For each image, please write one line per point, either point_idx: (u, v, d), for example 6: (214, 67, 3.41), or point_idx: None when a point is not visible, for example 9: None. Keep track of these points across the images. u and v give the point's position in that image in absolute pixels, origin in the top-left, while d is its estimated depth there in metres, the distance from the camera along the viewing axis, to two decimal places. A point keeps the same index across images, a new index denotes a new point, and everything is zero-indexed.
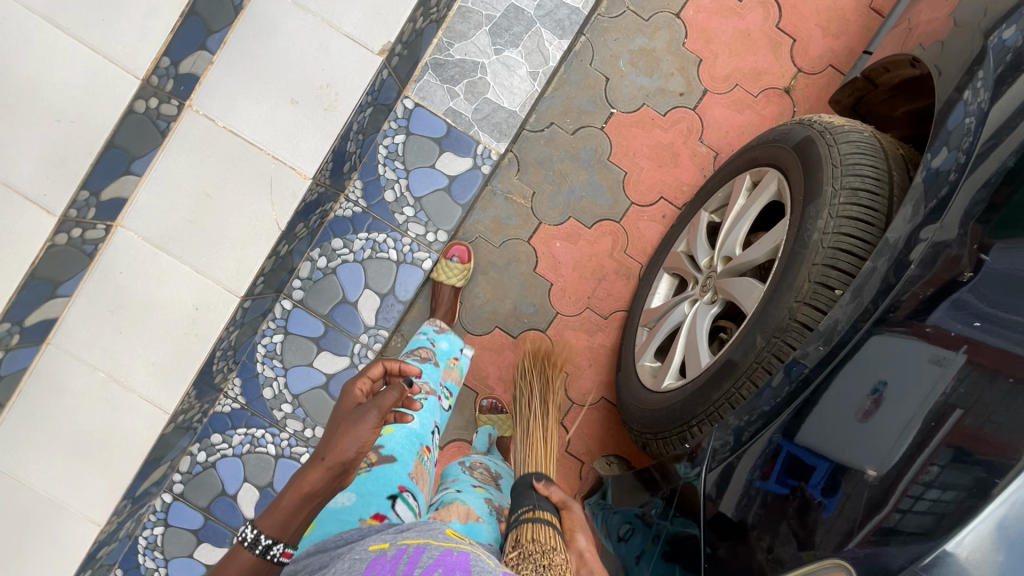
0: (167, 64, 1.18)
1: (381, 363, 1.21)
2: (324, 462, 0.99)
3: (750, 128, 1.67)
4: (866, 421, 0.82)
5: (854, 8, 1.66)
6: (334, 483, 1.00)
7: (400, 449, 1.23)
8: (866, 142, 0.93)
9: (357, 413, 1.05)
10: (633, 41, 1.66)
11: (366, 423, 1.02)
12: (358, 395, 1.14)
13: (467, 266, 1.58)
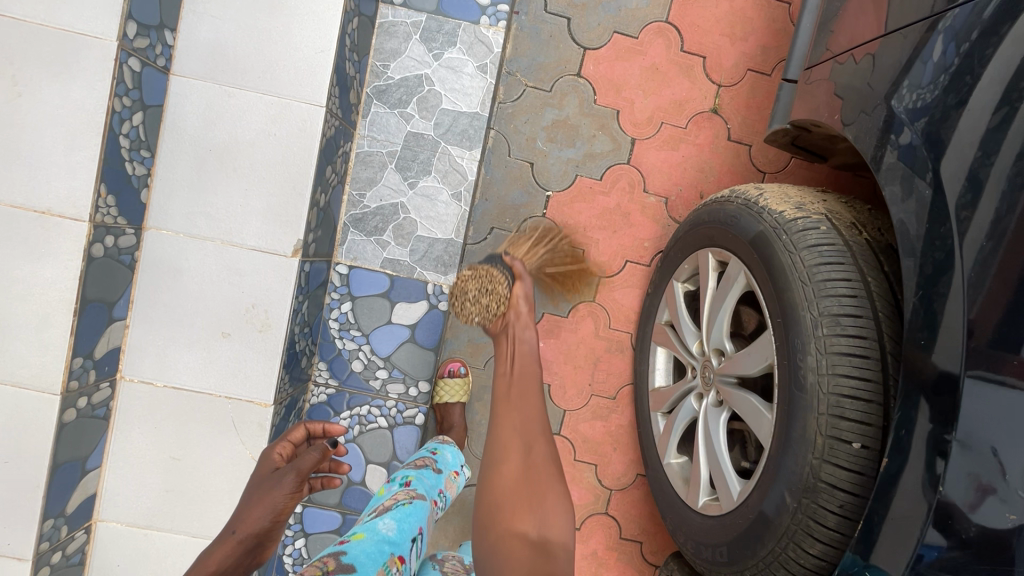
0: (80, 362, 1.09)
1: (303, 426, 1.11)
2: (232, 537, 0.92)
3: (691, 161, 1.58)
4: (979, 505, 0.71)
5: (753, 4, 1.56)
6: (243, 561, 0.92)
7: (363, 558, 0.95)
8: (826, 247, 0.87)
9: (275, 478, 1.00)
10: (545, 116, 1.54)
11: (284, 488, 0.97)
12: (275, 459, 1.06)
13: (468, 380, 1.49)
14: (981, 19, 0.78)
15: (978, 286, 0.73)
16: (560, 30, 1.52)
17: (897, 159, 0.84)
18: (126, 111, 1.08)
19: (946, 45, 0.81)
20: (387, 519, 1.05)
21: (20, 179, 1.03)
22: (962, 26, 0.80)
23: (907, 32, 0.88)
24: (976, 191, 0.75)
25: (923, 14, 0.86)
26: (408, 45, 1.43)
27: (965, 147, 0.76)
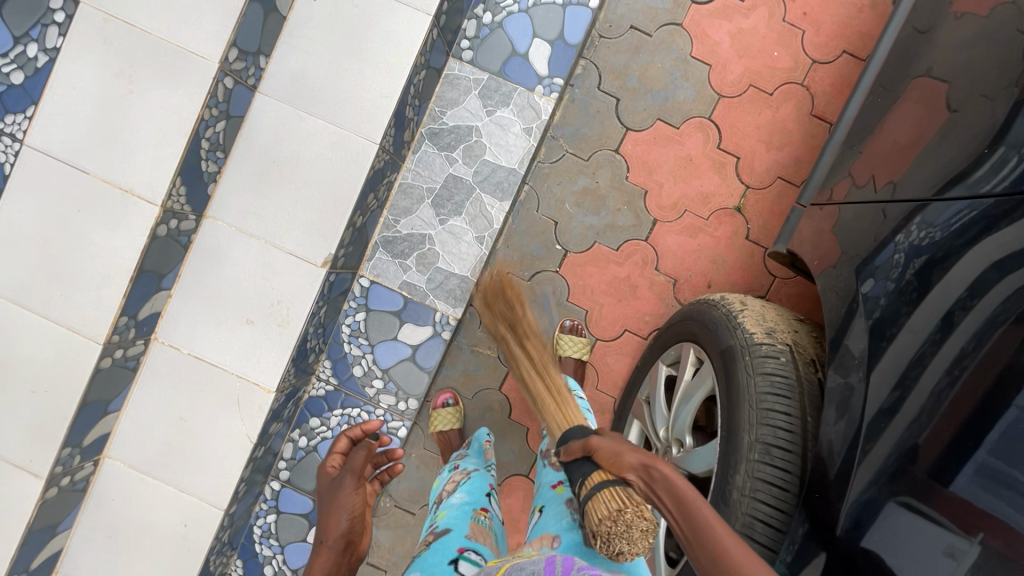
0: (125, 320, 1.27)
1: (343, 434, 1.33)
2: (324, 545, 1.14)
3: (706, 251, 1.66)
4: None
5: (795, 118, 1.64)
6: (340, 559, 1.14)
7: (455, 519, 1.22)
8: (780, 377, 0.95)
9: (336, 484, 1.21)
10: (576, 182, 1.67)
11: (348, 488, 1.19)
12: (331, 469, 1.27)
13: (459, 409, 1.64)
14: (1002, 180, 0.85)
15: (929, 416, 0.80)
16: (607, 108, 1.65)
17: (887, 287, 0.92)
18: (212, 119, 1.26)
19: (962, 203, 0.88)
20: (457, 493, 1.31)
21: (115, 159, 1.21)
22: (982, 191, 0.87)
23: (931, 178, 0.96)
24: (943, 332, 0.82)
25: (946, 171, 0.94)
26: (467, 98, 1.57)
27: (945, 294, 0.83)
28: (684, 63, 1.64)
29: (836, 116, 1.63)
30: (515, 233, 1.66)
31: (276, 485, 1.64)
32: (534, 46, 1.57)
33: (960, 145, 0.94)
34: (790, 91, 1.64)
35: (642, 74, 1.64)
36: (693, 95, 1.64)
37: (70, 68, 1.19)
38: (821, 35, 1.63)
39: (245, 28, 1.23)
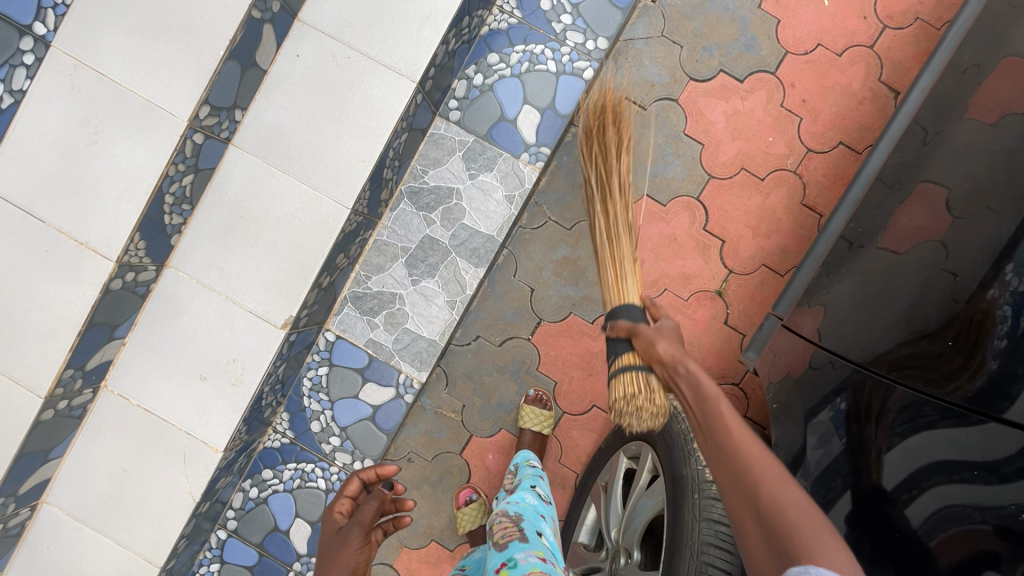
0: (70, 373, 1.23)
1: (357, 477, 1.25)
2: None
3: (682, 332, 1.63)
4: None
5: (784, 206, 1.60)
6: None
7: None
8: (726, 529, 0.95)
9: (341, 537, 1.13)
10: (557, 251, 1.63)
11: (351, 545, 1.09)
12: (337, 518, 1.21)
13: (484, 501, 1.57)
14: (1006, 314, 0.92)
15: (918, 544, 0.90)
16: None
17: (876, 404, 0.99)
18: (178, 174, 1.23)
19: (976, 329, 0.94)
20: None
21: (73, 210, 1.17)
22: (993, 318, 0.93)
23: (938, 288, 0.99)
24: (930, 482, 0.91)
25: (958, 290, 0.97)
26: (450, 159, 1.54)
27: (929, 450, 0.92)
28: (676, 140, 1.61)
29: (826, 208, 1.59)
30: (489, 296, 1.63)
31: (222, 534, 1.60)
32: (524, 113, 1.53)
33: (970, 258, 0.97)
34: (782, 178, 1.60)
35: (633, 147, 1.61)
36: (683, 174, 1.61)
37: (34, 111, 1.14)
38: (819, 123, 1.59)
39: (220, 84, 1.21)
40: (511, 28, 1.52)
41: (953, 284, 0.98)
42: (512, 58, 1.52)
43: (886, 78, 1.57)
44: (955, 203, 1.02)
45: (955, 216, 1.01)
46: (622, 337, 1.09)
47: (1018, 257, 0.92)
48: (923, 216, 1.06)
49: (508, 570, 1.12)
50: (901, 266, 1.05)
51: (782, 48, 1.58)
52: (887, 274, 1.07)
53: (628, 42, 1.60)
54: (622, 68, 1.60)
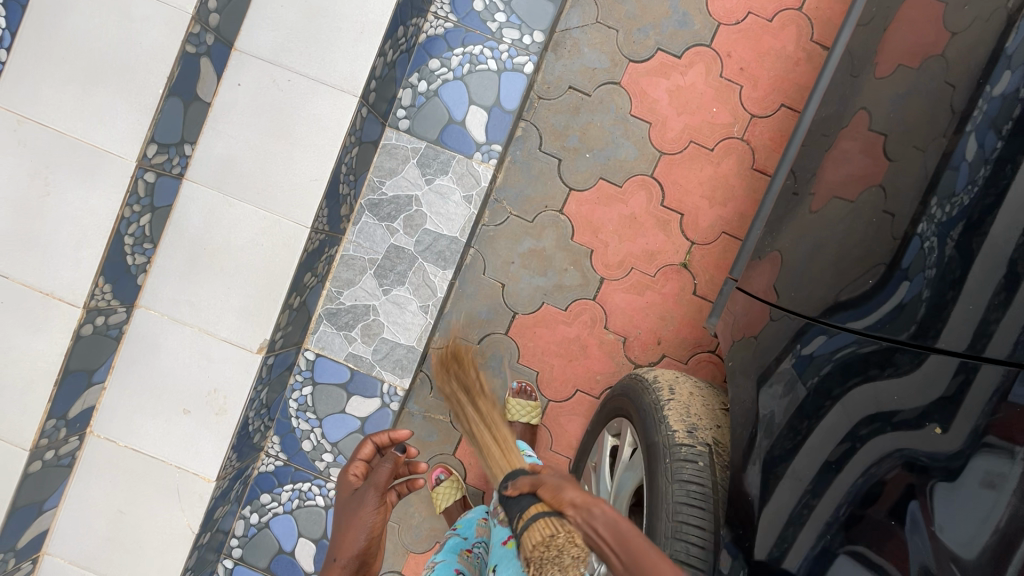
0: (52, 423, 1.24)
1: (370, 441, 1.23)
2: (337, 564, 1.14)
3: (653, 308, 1.67)
4: None
5: (736, 173, 1.64)
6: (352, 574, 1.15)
7: None
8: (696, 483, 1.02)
9: (358, 498, 1.16)
10: (522, 243, 1.66)
11: (368, 507, 1.13)
12: (352, 479, 1.22)
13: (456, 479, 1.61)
14: (936, 247, 0.87)
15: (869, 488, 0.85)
16: (550, 169, 1.65)
17: (840, 346, 0.94)
18: (134, 215, 1.25)
19: (912, 264, 0.89)
20: None
21: (35, 263, 1.19)
22: (922, 251, 0.89)
23: (880, 229, 0.95)
24: (876, 427, 0.86)
25: (893, 229, 0.94)
26: (405, 167, 1.57)
27: (870, 399, 0.87)
28: (624, 122, 1.64)
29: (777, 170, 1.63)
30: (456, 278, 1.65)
31: (229, 563, 1.62)
32: (471, 113, 1.56)
33: (902, 197, 0.94)
34: (730, 146, 1.64)
35: (583, 134, 1.64)
36: (634, 153, 1.65)
37: None
38: (759, 89, 1.63)
39: (163, 121, 1.22)
40: (448, 33, 1.55)
41: (887, 224, 0.95)
42: (453, 62, 1.55)
43: (818, 38, 1.62)
44: (891, 143, 1.01)
45: (891, 159, 0.99)
46: (527, 492, 0.88)
47: (942, 187, 0.89)
48: (865, 163, 1.05)
49: None
50: (849, 212, 1.03)
51: (713, 20, 1.62)
52: (836, 222, 1.05)
53: (565, 33, 1.63)
54: (562, 58, 1.63)
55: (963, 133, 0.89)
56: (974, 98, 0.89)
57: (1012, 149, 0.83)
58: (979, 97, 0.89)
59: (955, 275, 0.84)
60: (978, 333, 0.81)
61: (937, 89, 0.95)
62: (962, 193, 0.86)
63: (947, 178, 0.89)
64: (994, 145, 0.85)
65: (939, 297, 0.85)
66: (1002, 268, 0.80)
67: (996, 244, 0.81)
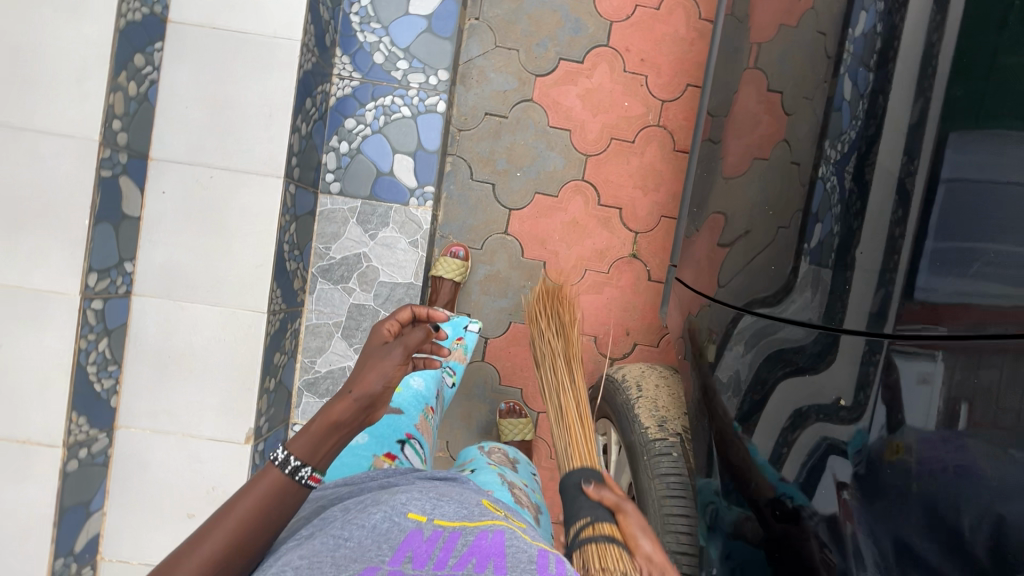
0: (61, 561, 1.26)
1: (409, 307, 1.07)
2: (350, 396, 0.91)
3: (615, 302, 1.73)
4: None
5: (662, 158, 1.71)
6: (359, 419, 0.92)
7: (407, 404, 1.35)
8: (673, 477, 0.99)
9: (378, 355, 0.98)
10: (477, 272, 1.71)
11: (394, 363, 0.96)
12: (386, 333, 1.02)
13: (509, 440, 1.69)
14: (838, 190, 0.81)
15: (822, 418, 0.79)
16: (486, 195, 1.70)
17: (773, 301, 0.88)
18: (91, 343, 1.26)
19: (822, 200, 0.83)
20: (417, 377, 1.42)
21: (5, 415, 1.20)
22: (827, 191, 0.82)
23: (792, 184, 0.88)
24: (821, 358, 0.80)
25: (799, 180, 0.87)
26: (347, 228, 1.60)
27: (811, 340, 0.82)
28: (544, 135, 1.69)
29: None
30: (453, 245, 1.67)
31: None
32: (397, 162, 1.60)
33: (803, 147, 0.88)
34: (650, 135, 1.70)
35: (509, 155, 1.69)
36: (562, 162, 1.70)
37: None
38: (663, 75, 1.70)
39: (97, 247, 1.23)
40: (357, 90, 1.58)
41: (791, 181, 0.89)
42: (368, 117, 1.59)
43: (706, 15, 1.69)
44: (787, 98, 0.94)
45: (788, 113, 0.93)
46: (603, 502, 0.92)
47: (832, 129, 0.83)
48: (768, 123, 0.97)
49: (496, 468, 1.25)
50: (763, 171, 0.96)
51: (605, 20, 1.68)
52: (753, 183, 0.99)
53: (468, 63, 1.66)
54: (471, 88, 1.67)
55: (839, 76, 0.83)
56: (842, 41, 0.84)
57: (882, 77, 0.77)
58: (845, 41, 0.83)
59: (857, 207, 0.78)
60: (888, 249, 0.74)
61: (813, 41, 0.90)
62: (849, 129, 0.80)
63: (834, 120, 0.83)
64: (866, 79, 0.79)
65: (848, 230, 0.79)
66: (894, 184, 0.74)
67: (886, 171, 0.75)
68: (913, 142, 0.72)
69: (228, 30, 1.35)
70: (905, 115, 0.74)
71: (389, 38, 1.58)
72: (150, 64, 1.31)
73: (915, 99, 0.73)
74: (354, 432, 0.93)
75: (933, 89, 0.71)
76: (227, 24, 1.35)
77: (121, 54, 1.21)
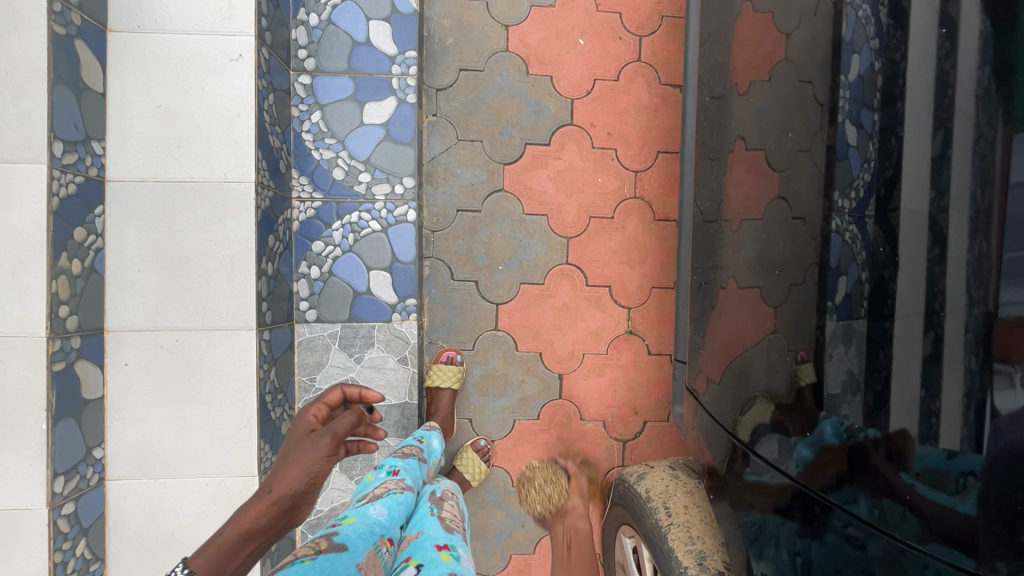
0: None
1: (339, 388, 1.21)
2: (268, 497, 1.04)
3: (618, 382, 1.67)
4: None
5: (644, 230, 1.66)
6: (277, 519, 1.04)
7: (354, 538, 1.05)
8: None
9: (308, 441, 1.07)
10: (473, 373, 1.64)
11: (320, 450, 1.06)
12: (312, 420, 1.14)
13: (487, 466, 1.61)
14: (860, 239, 0.67)
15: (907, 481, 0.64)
16: (470, 293, 1.63)
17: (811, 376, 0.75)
18: (68, 551, 1.14)
19: (843, 251, 0.70)
20: (377, 506, 1.15)
21: None
22: (847, 246, 0.69)
23: (802, 243, 0.77)
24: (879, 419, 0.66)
25: (806, 237, 0.76)
26: (329, 355, 1.50)
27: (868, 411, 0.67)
28: (521, 224, 1.63)
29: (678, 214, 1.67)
30: (445, 350, 1.61)
31: None
32: (373, 278, 1.51)
33: (806, 201, 0.76)
34: (628, 208, 1.66)
35: (488, 249, 1.62)
36: (544, 248, 1.64)
37: None
38: (632, 146, 1.66)
39: (60, 449, 1.11)
40: (320, 211, 1.50)
41: (792, 244, 0.78)
42: (336, 236, 1.50)
43: (666, 80, 1.66)
44: (773, 155, 0.84)
45: (778, 169, 0.82)
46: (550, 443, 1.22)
47: (839, 178, 0.70)
48: (756, 182, 0.89)
49: (449, 552, 1.09)
50: (765, 230, 0.85)
51: (565, 99, 1.64)
52: (752, 242, 0.90)
53: (432, 161, 1.61)
54: (439, 186, 1.61)
55: (838, 122, 0.71)
56: (834, 88, 0.72)
57: (891, 117, 0.64)
58: (839, 86, 0.71)
59: (885, 254, 0.64)
60: (929, 292, 0.60)
61: (796, 92, 0.79)
62: (859, 174, 0.67)
63: (840, 169, 0.70)
64: (872, 119, 0.66)
65: (879, 283, 0.65)
66: (925, 227, 0.60)
67: (913, 212, 0.61)
68: (940, 177, 0.59)
69: (174, 181, 1.25)
70: (927, 148, 0.60)
71: (346, 152, 1.50)
72: (92, 233, 1.20)
73: (935, 132, 0.60)
74: (272, 530, 1.05)
75: (955, 115, 0.58)
76: (171, 175, 1.25)
77: (59, 234, 1.10)
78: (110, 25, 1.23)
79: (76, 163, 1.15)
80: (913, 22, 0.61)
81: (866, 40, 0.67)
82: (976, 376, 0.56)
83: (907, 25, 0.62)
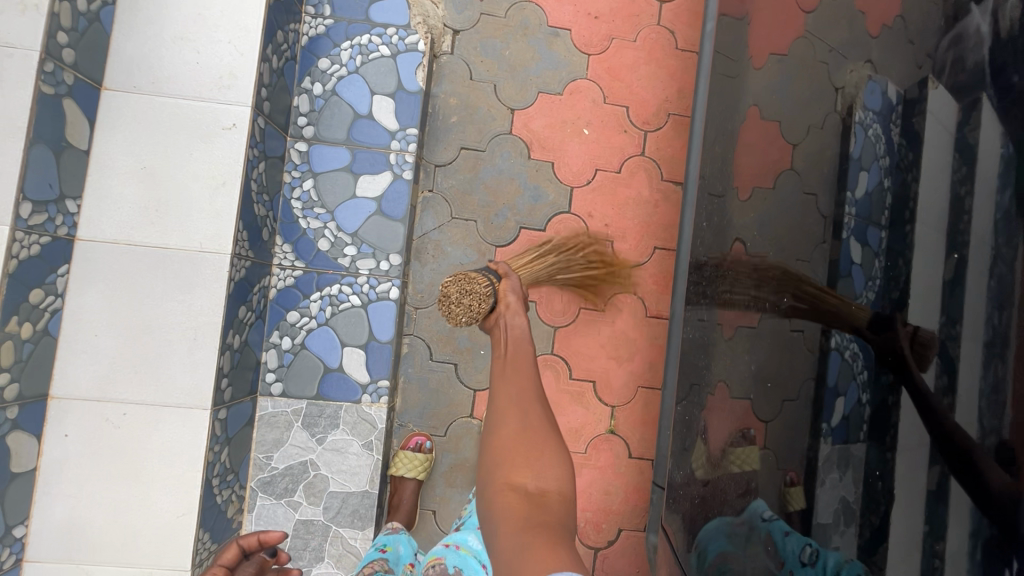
0: None
1: (234, 544, 1.07)
2: None
3: (594, 484, 1.58)
4: None
5: (634, 326, 1.60)
6: None
7: None
8: None
9: None
10: (442, 461, 1.54)
11: None
12: None
13: None
14: (864, 358, 0.63)
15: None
16: (448, 376, 1.55)
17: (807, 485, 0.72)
18: None
19: (841, 371, 0.67)
20: None
21: None
22: (847, 365, 0.66)
23: (803, 359, 0.75)
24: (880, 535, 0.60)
25: (808, 352, 0.74)
26: (291, 432, 1.43)
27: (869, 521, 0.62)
28: None
29: None
30: (414, 435, 1.51)
31: None
32: (346, 355, 1.44)
33: (810, 314, 0.74)
34: (620, 301, 1.61)
35: (471, 332, 1.56)
36: None
37: None
38: (629, 240, 1.62)
39: None
40: (300, 281, 1.44)
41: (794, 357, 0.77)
42: (312, 308, 1.44)
43: (669, 176, 1.64)
44: (778, 263, 0.84)
45: (781, 276, 0.83)
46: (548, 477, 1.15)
47: (842, 295, 0.68)
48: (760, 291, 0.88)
49: None
50: (766, 338, 0.85)
51: (565, 186, 1.61)
52: (753, 351, 0.89)
53: (423, 238, 1.56)
54: (427, 263, 1.56)
55: (843, 238, 0.69)
56: (840, 203, 0.72)
57: (900, 238, 0.60)
58: (845, 202, 0.71)
59: (888, 377, 0.60)
60: (934, 426, 0.54)
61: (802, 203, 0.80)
62: (863, 293, 0.64)
63: (843, 287, 0.68)
64: (878, 236, 0.63)
65: (880, 406, 0.61)
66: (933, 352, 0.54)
67: (923, 337, 0.55)
68: (952, 306, 0.53)
69: (148, 247, 1.20)
70: (937, 273, 0.55)
71: (335, 223, 1.46)
72: (52, 294, 1.14)
73: (947, 255, 0.55)
74: None
75: (970, 240, 0.53)
76: (146, 240, 1.20)
77: (12, 297, 1.03)
78: (106, 83, 1.21)
79: (44, 223, 1.10)
80: (925, 144, 0.59)
81: (877, 158, 0.66)
82: (981, 513, 0.50)
83: (920, 151, 0.60)
